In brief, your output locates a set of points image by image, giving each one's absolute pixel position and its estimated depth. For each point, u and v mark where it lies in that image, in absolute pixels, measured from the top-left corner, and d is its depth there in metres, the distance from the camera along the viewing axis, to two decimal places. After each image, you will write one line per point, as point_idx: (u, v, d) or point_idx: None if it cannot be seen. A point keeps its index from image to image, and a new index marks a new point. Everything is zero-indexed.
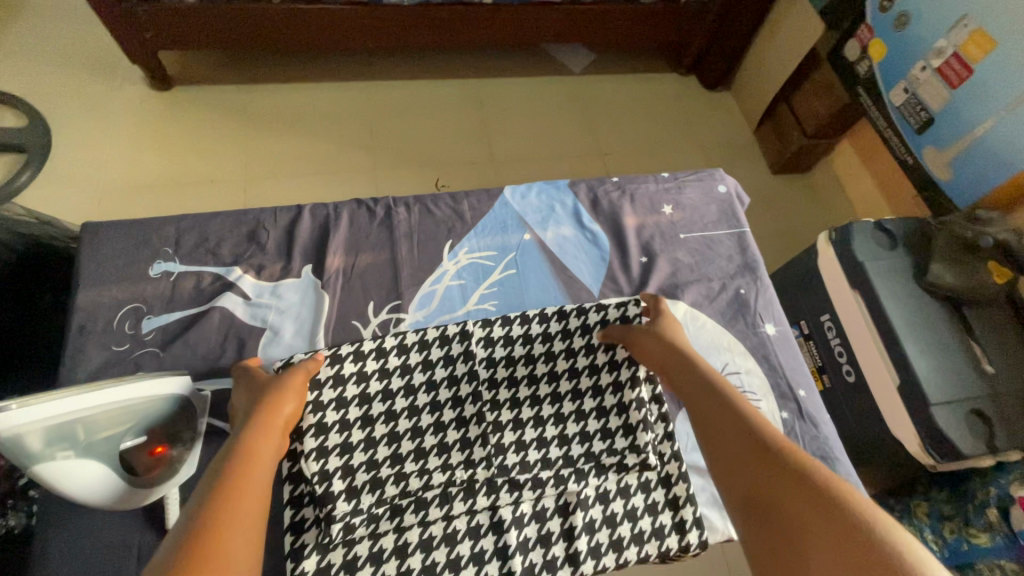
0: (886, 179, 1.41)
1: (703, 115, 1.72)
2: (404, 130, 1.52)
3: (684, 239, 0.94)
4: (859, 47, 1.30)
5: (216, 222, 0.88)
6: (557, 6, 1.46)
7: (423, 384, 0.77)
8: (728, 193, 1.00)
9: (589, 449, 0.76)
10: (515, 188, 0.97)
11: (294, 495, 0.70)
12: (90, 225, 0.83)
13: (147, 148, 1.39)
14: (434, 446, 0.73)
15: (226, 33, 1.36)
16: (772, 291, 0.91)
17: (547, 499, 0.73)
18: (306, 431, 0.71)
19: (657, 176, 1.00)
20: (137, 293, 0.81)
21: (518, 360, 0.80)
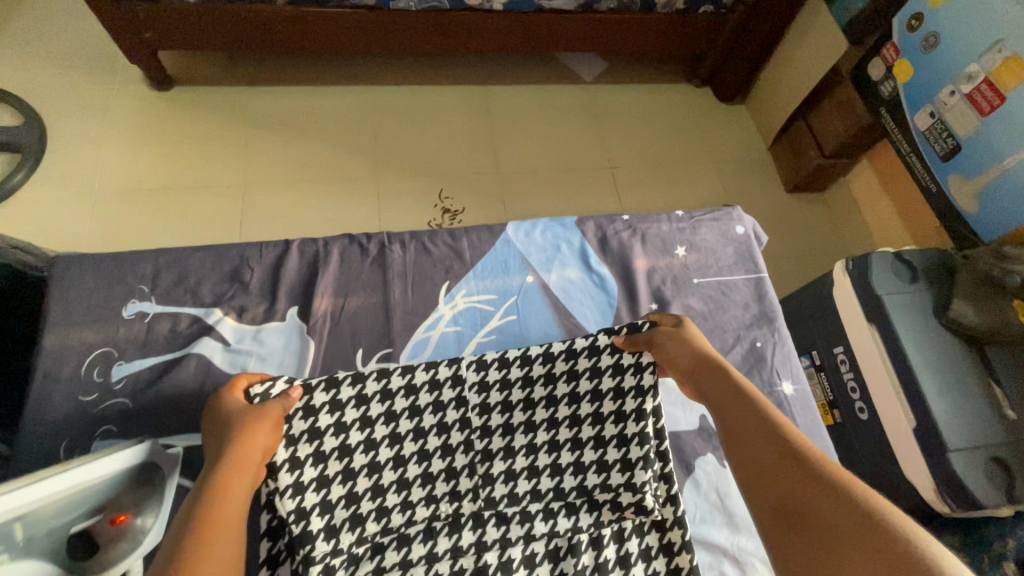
0: (906, 205, 1.36)
1: (718, 129, 1.67)
2: (409, 137, 1.48)
3: (697, 285, 0.90)
4: (883, 65, 1.25)
5: (196, 258, 0.84)
6: (570, 14, 1.41)
7: (406, 412, 0.74)
8: (745, 234, 0.96)
9: (581, 483, 0.76)
10: (519, 225, 0.92)
11: (271, 528, 0.71)
12: (64, 256, 0.80)
13: (145, 149, 1.36)
14: (418, 477, 0.74)
15: (229, 34, 1.32)
16: (789, 344, 0.88)
17: (537, 529, 0.74)
18: (279, 466, 0.69)
19: (671, 214, 0.96)
20: (109, 336, 0.78)
21: (513, 384, 0.77)
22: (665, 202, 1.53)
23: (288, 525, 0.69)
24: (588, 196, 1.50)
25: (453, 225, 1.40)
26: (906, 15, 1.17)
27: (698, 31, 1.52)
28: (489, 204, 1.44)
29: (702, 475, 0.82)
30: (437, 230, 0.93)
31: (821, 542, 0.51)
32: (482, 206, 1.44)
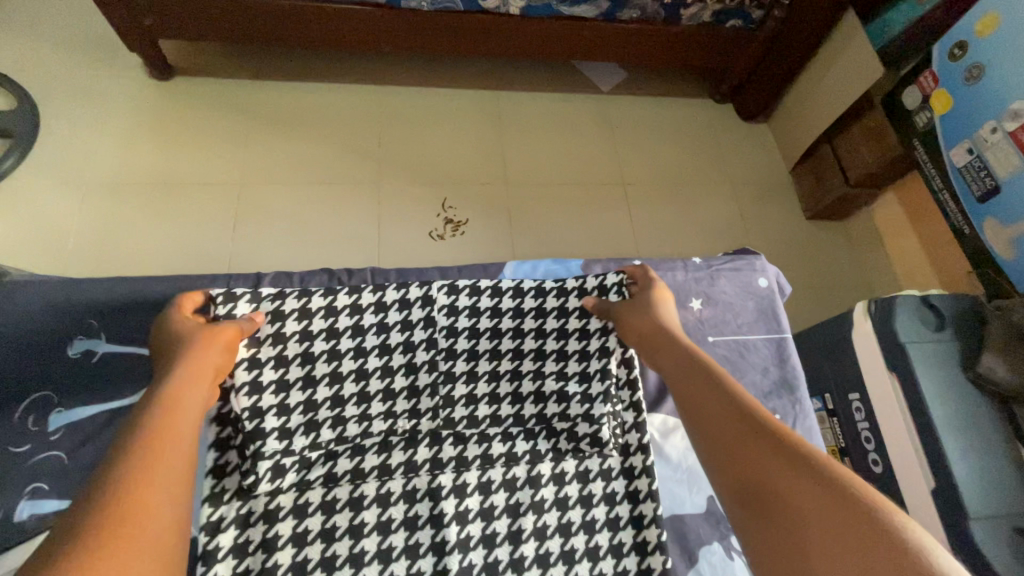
0: (935, 241, 1.29)
1: (737, 147, 1.60)
2: (415, 141, 1.42)
3: (712, 344, 0.81)
4: (920, 95, 1.18)
5: (156, 289, 0.78)
6: (591, 23, 1.34)
7: (373, 327, 0.72)
8: (769, 287, 0.85)
9: (542, 410, 0.75)
10: (519, 269, 0.86)
11: (220, 438, 0.68)
12: (15, 282, 0.74)
13: (140, 141, 1.31)
14: (379, 392, 0.71)
15: (232, 25, 1.26)
16: (813, 418, 0.78)
17: (495, 449, 0.71)
18: (235, 365, 0.66)
19: (687, 260, 0.85)
20: (49, 377, 0.73)
21: (483, 313, 0.77)
22: (679, 223, 1.47)
23: (241, 423, 0.66)
24: (597, 212, 1.44)
25: (455, 236, 1.34)
26: (947, 45, 1.11)
27: (723, 46, 1.44)
28: (494, 216, 1.38)
29: (707, 565, 0.72)
30: (427, 270, 0.86)
31: (776, 509, 0.50)
32: (486, 217, 1.38)
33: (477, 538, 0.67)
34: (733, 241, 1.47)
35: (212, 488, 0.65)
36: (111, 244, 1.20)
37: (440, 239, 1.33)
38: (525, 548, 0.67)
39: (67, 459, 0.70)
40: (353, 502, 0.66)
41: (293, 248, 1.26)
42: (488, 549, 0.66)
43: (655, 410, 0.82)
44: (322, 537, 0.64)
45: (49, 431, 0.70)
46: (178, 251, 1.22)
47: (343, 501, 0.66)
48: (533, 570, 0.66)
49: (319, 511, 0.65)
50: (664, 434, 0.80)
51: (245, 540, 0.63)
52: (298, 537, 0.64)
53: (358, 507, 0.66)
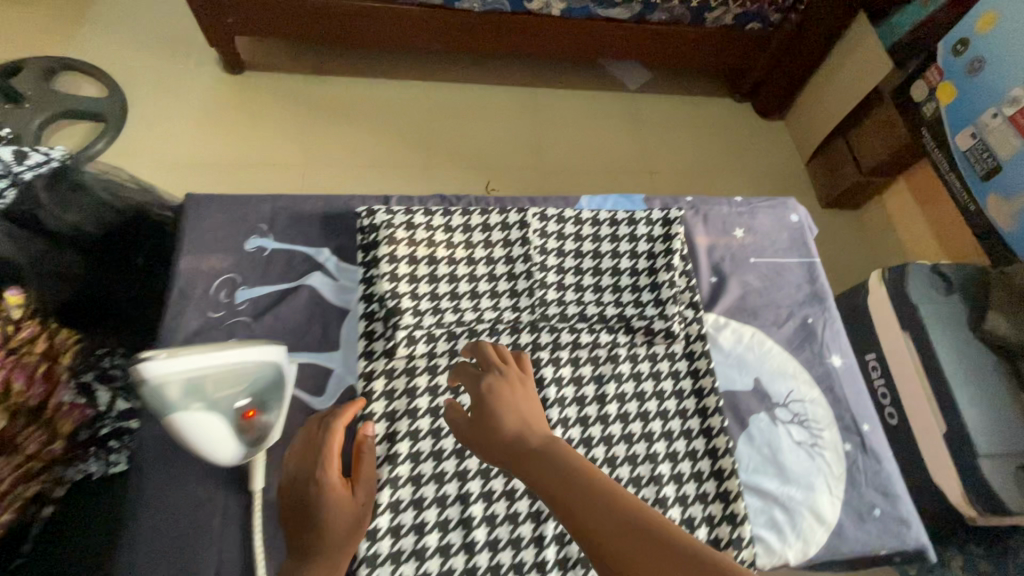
0: (942, 224, 1.41)
1: (755, 141, 1.72)
2: (460, 131, 1.56)
3: (755, 264, 0.85)
4: (927, 88, 1.30)
5: (309, 204, 0.86)
6: (623, 24, 1.47)
7: (481, 242, 0.79)
8: (800, 223, 0.90)
9: (623, 312, 0.77)
10: (593, 198, 0.88)
11: (368, 311, 0.75)
12: (194, 195, 0.81)
13: (214, 127, 1.45)
14: (487, 291, 0.77)
15: (303, 23, 1.41)
16: (840, 324, 0.83)
17: (583, 338, 0.75)
18: (381, 258, 0.74)
19: (730, 198, 0.90)
20: (232, 263, 0.79)
21: (568, 237, 0.80)
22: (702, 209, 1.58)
23: (384, 302, 0.73)
24: None
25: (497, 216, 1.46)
26: (950, 42, 1.23)
27: (744, 46, 1.57)
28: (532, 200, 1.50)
29: (756, 431, 0.73)
30: (518, 197, 0.89)
31: None
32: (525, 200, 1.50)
33: (575, 420, 0.70)
34: None
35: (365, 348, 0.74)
36: None
37: None
38: (613, 429, 0.70)
39: (250, 323, 0.76)
40: (474, 386, 0.72)
41: None
42: (584, 427, 0.69)
43: (709, 309, 0.81)
44: (406, 393, 0.72)
45: (238, 302, 0.77)
46: None
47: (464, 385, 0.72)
48: (621, 447, 0.69)
49: (425, 372, 0.72)
50: (717, 329, 0.79)
51: (371, 410, 0.70)
52: (389, 392, 0.71)
53: (453, 371, 0.73)
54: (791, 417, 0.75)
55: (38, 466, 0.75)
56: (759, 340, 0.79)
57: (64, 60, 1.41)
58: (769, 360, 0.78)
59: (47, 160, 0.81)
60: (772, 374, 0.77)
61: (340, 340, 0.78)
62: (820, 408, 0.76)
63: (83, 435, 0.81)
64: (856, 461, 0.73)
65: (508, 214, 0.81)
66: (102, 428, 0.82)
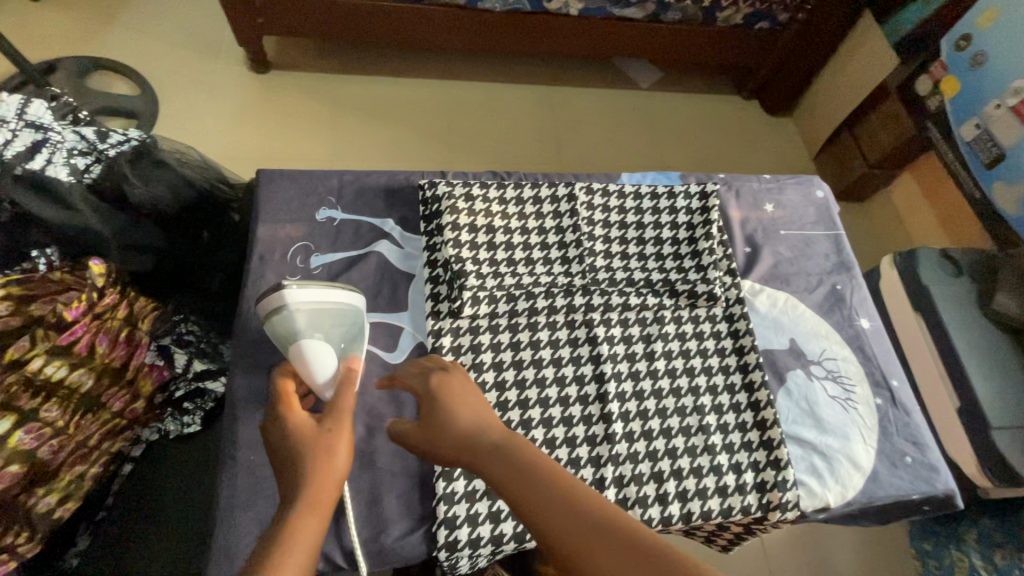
0: (947, 212, 1.45)
1: (764, 137, 1.77)
2: (480, 127, 1.61)
3: (785, 235, 0.89)
4: (931, 82, 1.35)
5: (374, 177, 0.87)
6: (637, 24, 1.53)
7: (533, 213, 0.82)
8: (824, 200, 0.95)
9: (668, 277, 0.81)
10: (632, 176, 0.92)
11: (432, 275, 0.78)
12: (268, 169, 0.83)
13: (243, 124, 1.50)
14: (540, 258, 0.80)
15: (329, 23, 1.45)
16: (866, 291, 0.88)
17: (632, 300, 0.79)
18: (446, 225, 0.77)
19: (760, 175, 0.94)
20: (305, 232, 0.81)
21: (613, 210, 0.84)
22: None
23: (449, 265, 0.76)
24: None
25: None
26: (953, 39, 1.29)
27: (753, 44, 1.62)
28: None
29: (793, 385, 0.77)
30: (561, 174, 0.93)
31: None
32: None
33: (627, 374, 0.74)
34: None
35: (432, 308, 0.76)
36: None
37: None
38: (662, 383, 0.74)
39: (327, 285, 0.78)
40: (533, 343, 0.74)
41: None
42: (636, 381, 0.74)
43: (746, 276, 0.84)
44: (471, 349, 0.73)
45: (313, 267, 0.78)
46: None
47: (525, 342, 0.74)
48: (670, 399, 0.73)
49: (488, 331, 0.74)
50: (753, 295, 0.83)
51: None
52: (457, 348, 0.73)
53: (515, 329, 0.75)
54: (826, 373, 0.79)
55: (124, 423, 0.80)
56: (793, 304, 0.83)
57: (99, 62, 1.46)
58: (804, 323, 0.82)
59: (128, 138, 0.83)
60: (805, 334, 0.81)
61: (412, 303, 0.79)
62: (852, 366, 0.80)
63: (161, 397, 0.87)
64: (886, 414, 0.77)
65: (556, 188, 0.84)
66: (174, 390, 0.88)
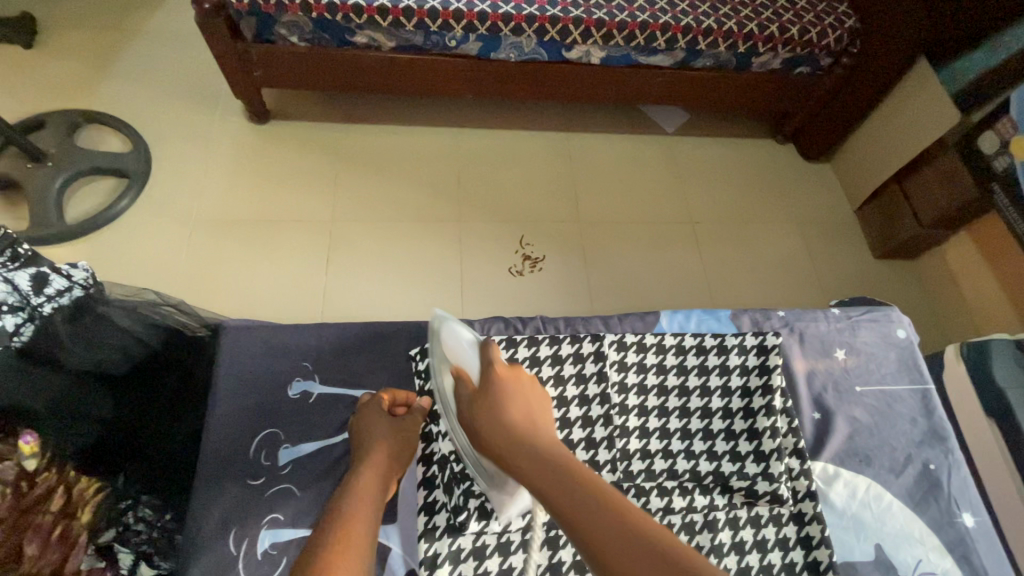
0: (1014, 284, 1.31)
1: (802, 187, 1.62)
2: (492, 180, 1.49)
3: (861, 393, 0.81)
4: (998, 141, 1.20)
5: (354, 335, 0.85)
6: (663, 70, 1.40)
7: (553, 379, 0.76)
8: (906, 339, 0.86)
9: (719, 468, 0.74)
10: (673, 317, 0.85)
11: (426, 476, 0.74)
12: (231, 324, 0.83)
13: (239, 181, 1.40)
14: (582, 440, 0.73)
15: (332, 75, 1.35)
16: (967, 470, 0.78)
17: (677, 503, 0.71)
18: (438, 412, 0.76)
19: (827, 312, 0.87)
20: (275, 418, 0.78)
21: (649, 369, 0.77)
22: (750, 263, 1.48)
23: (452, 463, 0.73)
24: (669, 250, 1.47)
25: (533, 272, 1.38)
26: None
27: (792, 91, 1.49)
28: (569, 255, 1.42)
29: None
30: (589, 316, 0.86)
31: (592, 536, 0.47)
32: (564, 255, 1.42)
33: None
34: (804, 282, 1.48)
35: (425, 524, 0.71)
36: (214, 277, 1.27)
37: (519, 275, 1.37)
38: None
39: (298, 490, 0.73)
40: (553, 567, 0.71)
41: (380, 286, 1.31)
42: None
43: (816, 456, 0.76)
44: None
45: (280, 465, 0.75)
46: (276, 288, 1.28)
47: (544, 566, 0.71)
48: None
49: (496, 552, 0.70)
50: (827, 482, 0.75)
51: None
52: None
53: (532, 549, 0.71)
54: None
55: None
56: (876, 494, 0.75)
57: (90, 115, 1.38)
58: (891, 521, 0.73)
59: (70, 284, 0.80)
60: (896, 538, 0.72)
61: (400, 509, 0.74)
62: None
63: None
64: None
65: (581, 343, 0.78)
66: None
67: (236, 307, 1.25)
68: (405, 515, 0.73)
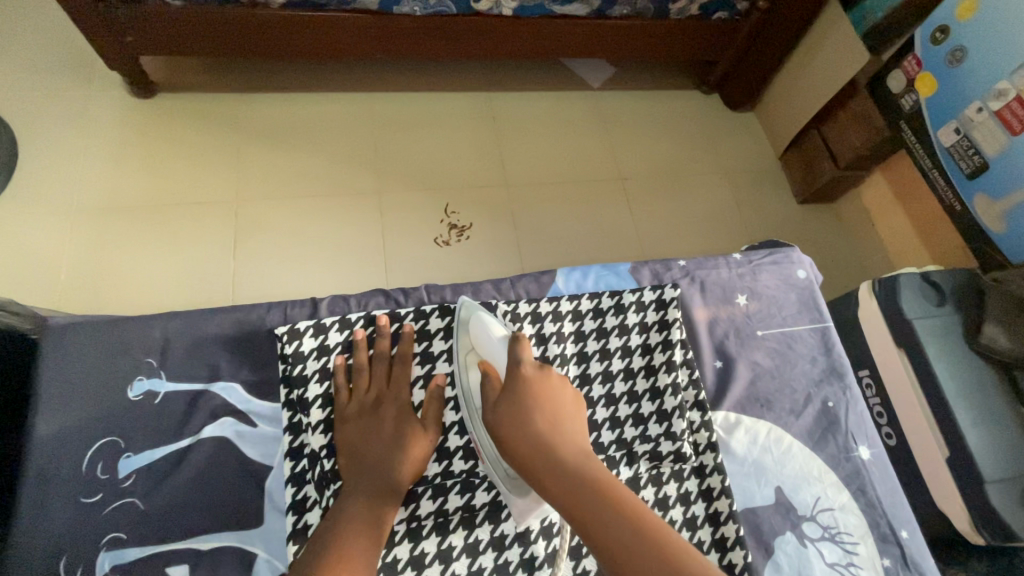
0: (922, 220, 1.36)
1: (726, 136, 1.62)
2: (411, 145, 1.40)
3: (762, 337, 0.82)
4: (905, 79, 1.22)
5: (213, 323, 0.77)
6: (581, 20, 1.34)
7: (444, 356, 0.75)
8: (807, 279, 0.88)
9: (621, 435, 0.71)
10: (570, 275, 0.83)
11: (295, 472, 0.69)
12: (54, 324, 0.73)
13: (123, 162, 1.26)
14: None
15: (219, 38, 1.22)
16: (862, 404, 0.80)
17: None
18: (312, 403, 0.70)
19: (728, 258, 0.86)
20: (115, 424, 0.71)
21: (548, 338, 0.74)
22: (677, 217, 1.48)
23: (320, 461, 0.68)
24: (599, 208, 1.44)
25: (461, 242, 1.32)
26: (929, 29, 1.15)
27: (712, 38, 1.46)
28: (496, 220, 1.37)
29: (783, 556, 0.70)
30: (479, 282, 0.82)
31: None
32: (491, 220, 1.37)
33: None
34: (731, 230, 1.50)
35: (294, 524, 0.66)
36: (102, 271, 1.15)
37: (446, 245, 1.31)
38: None
39: (142, 505, 0.68)
40: (443, 554, 0.66)
41: (295, 267, 1.23)
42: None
43: (718, 406, 0.77)
44: None
45: (120, 477, 0.69)
46: (177, 277, 1.18)
47: (432, 555, 0.66)
48: None
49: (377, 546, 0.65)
50: (729, 431, 0.76)
51: None
52: None
53: (418, 537, 0.66)
54: (822, 532, 0.71)
55: None
56: (777, 438, 0.76)
57: None
58: (790, 464, 0.75)
59: None
60: (796, 479, 0.74)
61: (266, 509, 0.70)
62: (853, 517, 0.73)
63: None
64: None
65: None
66: None
67: (133, 301, 1.14)
68: (272, 516, 0.70)
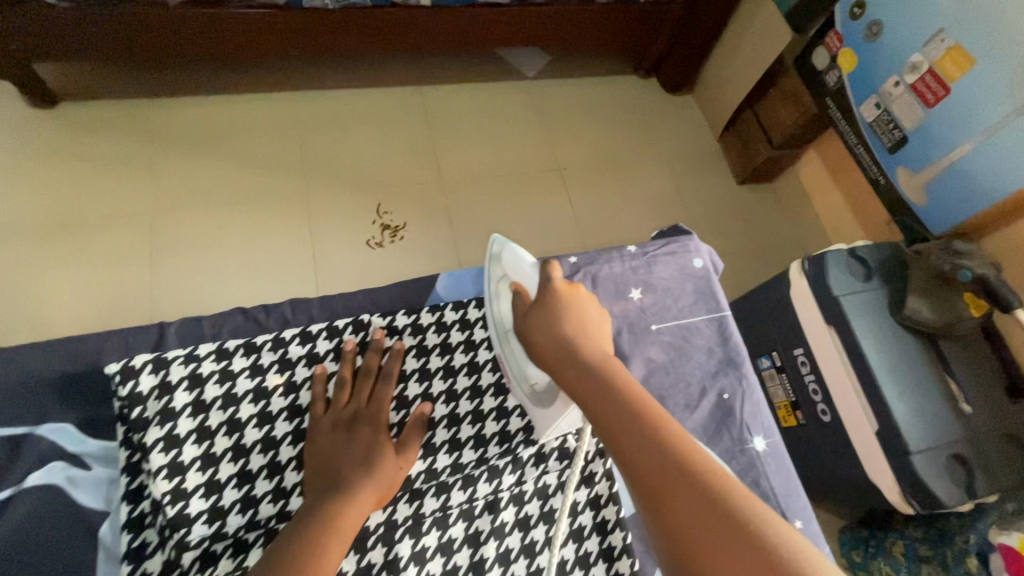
0: (852, 194, 1.37)
1: (664, 120, 1.61)
2: (339, 145, 1.35)
3: (656, 332, 0.80)
4: (827, 55, 1.21)
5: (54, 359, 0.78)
6: (505, 7, 1.30)
7: (307, 383, 0.71)
8: (703, 268, 0.87)
9: (508, 451, 0.71)
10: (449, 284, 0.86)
11: (134, 517, 0.64)
12: None
13: (21, 180, 1.17)
14: None
15: (116, 41, 1.14)
16: (758, 393, 0.80)
17: (428, 508, 0.67)
18: (152, 447, 0.63)
19: (622, 251, 0.85)
20: None
21: (432, 351, 0.76)
22: (616, 205, 1.47)
23: (162, 509, 0.61)
24: (539, 200, 1.42)
25: (394, 242, 1.28)
26: (847, 4, 1.14)
27: (642, 22, 1.44)
28: (432, 218, 1.33)
29: None
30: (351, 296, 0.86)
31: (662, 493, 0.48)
32: (426, 218, 1.33)
33: None
34: (672, 216, 1.49)
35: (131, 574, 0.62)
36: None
37: (379, 247, 1.27)
38: None
39: None
40: None
41: (218, 279, 1.17)
42: None
43: None
44: None
45: None
46: (86, 298, 1.11)
47: None
48: None
49: None
50: None
51: None
52: None
53: None
54: None
55: None
56: None
57: None
58: None
59: None
60: None
61: (100, 560, 0.67)
62: None
63: None
64: None
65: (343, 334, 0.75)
66: None
67: (40, 326, 1.07)
68: (106, 567, 0.66)
